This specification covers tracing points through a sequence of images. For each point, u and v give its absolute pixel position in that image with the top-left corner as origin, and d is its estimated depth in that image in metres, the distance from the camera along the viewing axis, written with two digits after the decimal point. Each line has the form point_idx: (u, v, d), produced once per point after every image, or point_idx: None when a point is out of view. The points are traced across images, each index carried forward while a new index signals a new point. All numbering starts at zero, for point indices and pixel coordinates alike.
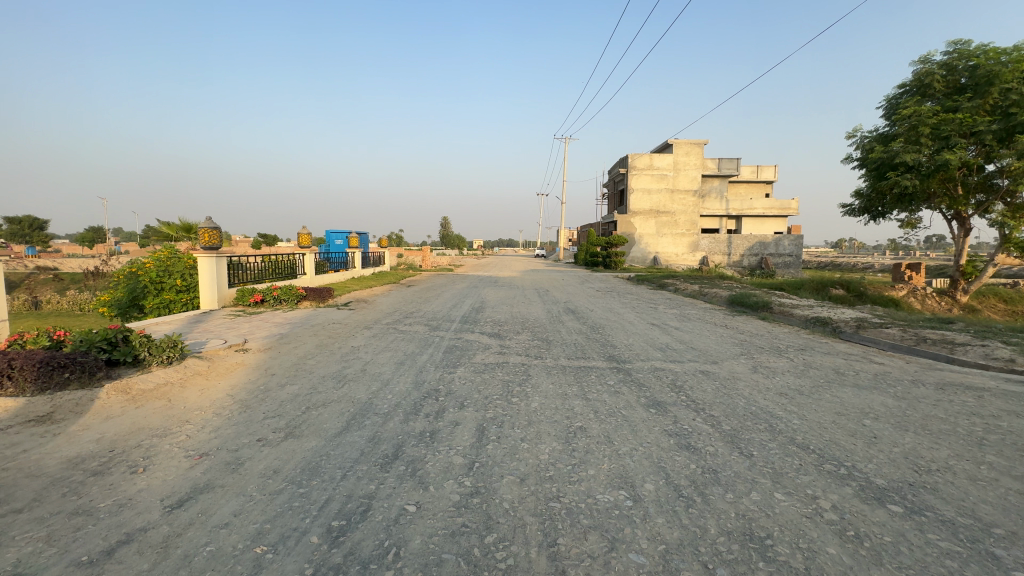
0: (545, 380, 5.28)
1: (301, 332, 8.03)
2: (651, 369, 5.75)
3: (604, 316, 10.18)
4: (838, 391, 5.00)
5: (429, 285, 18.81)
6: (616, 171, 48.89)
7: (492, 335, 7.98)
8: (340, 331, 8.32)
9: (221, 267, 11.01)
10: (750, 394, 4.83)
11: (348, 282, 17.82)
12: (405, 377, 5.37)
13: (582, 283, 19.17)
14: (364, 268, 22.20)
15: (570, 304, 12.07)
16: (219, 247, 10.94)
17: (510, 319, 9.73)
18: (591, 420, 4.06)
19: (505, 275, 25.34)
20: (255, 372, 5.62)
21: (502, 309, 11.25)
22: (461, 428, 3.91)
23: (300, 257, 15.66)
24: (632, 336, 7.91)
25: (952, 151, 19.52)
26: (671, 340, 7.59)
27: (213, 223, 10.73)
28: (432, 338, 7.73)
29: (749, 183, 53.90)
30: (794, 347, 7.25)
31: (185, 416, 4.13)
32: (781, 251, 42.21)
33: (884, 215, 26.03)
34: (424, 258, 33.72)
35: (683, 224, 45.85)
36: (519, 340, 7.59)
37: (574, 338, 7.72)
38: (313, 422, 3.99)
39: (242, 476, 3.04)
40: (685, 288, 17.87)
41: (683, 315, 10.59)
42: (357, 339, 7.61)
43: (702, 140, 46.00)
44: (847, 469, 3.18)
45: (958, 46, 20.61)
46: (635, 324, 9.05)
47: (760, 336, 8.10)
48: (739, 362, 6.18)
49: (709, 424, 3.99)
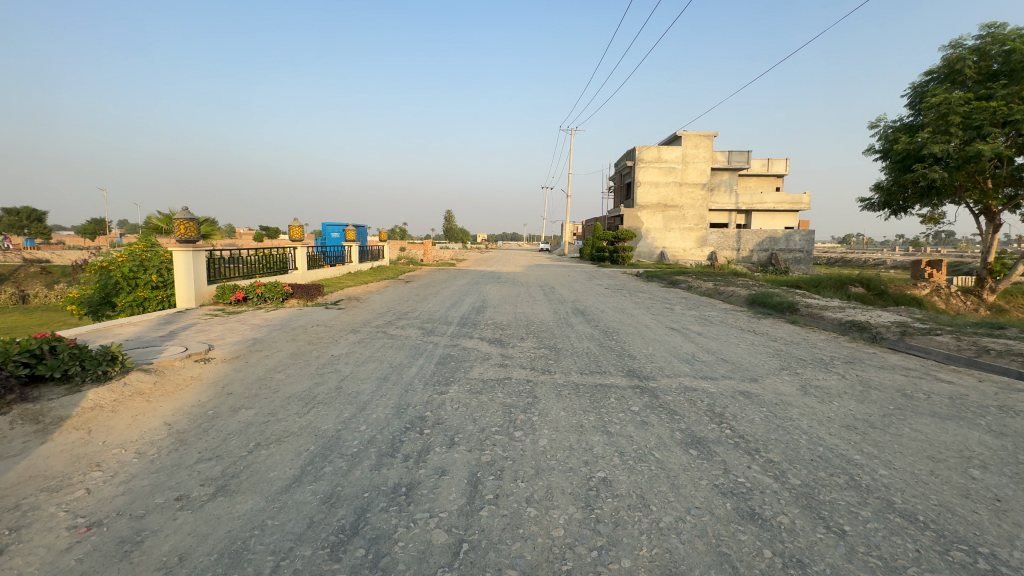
0: (555, 404, 4.35)
1: (279, 337, 7.14)
2: (681, 390, 4.81)
3: (617, 318, 9.24)
4: (918, 422, 4.05)
5: (429, 281, 17.88)
6: (623, 163, 47.70)
7: (493, 341, 7.07)
8: (322, 335, 7.41)
9: (199, 262, 10.07)
10: (810, 428, 3.90)
11: (342, 278, 16.93)
12: (387, 399, 4.46)
13: (590, 280, 18.22)
14: (361, 263, 21.32)
15: (579, 304, 11.11)
16: (196, 240, 9.95)
17: (513, 322, 8.79)
18: (617, 468, 3.14)
19: (507, 271, 24.52)
20: (210, 389, 4.73)
21: (505, 309, 10.31)
22: (447, 479, 2.99)
23: (291, 251, 14.78)
24: (652, 344, 6.96)
25: (984, 142, 18.31)
26: (697, 350, 6.64)
27: (190, 212, 9.75)
28: (424, 345, 6.81)
29: (759, 176, 52.53)
30: (841, 359, 6.30)
31: (98, 457, 3.24)
32: (793, 247, 40.96)
33: (907, 211, 24.78)
34: (425, 252, 32.81)
35: (692, 218, 44.75)
36: (524, 348, 6.66)
37: (587, 347, 6.78)
38: (258, 469, 3.10)
39: (132, 569, 2.15)
40: (698, 285, 16.86)
41: (705, 318, 9.62)
42: (340, 346, 6.71)
43: (712, 132, 44.74)
44: (987, 562, 2.24)
45: (991, 30, 19.57)
46: (653, 329, 8.10)
47: (796, 344, 7.15)
48: (783, 380, 5.23)
49: (772, 476, 3.06)
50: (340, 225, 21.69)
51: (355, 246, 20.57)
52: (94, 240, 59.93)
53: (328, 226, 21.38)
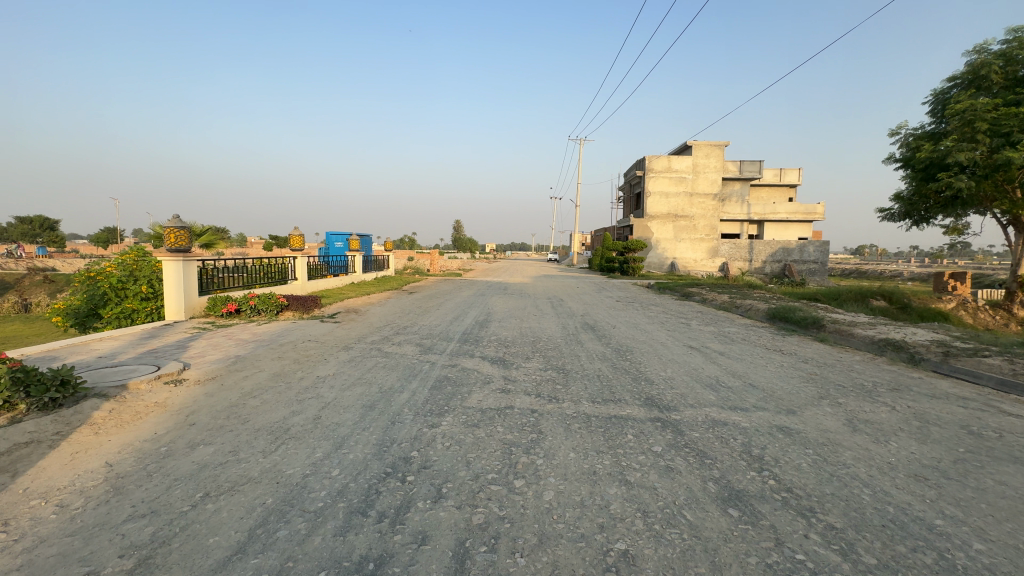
0: (563, 442, 3.72)
1: (264, 355, 6.60)
2: (709, 425, 4.16)
3: (630, 335, 8.60)
4: (999, 470, 3.37)
5: (433, 293, 17.32)
6: (633, 173, 47.17)
7: (496, 362, 6.46)
8: (311, 353, 6.84)
9: (191, 272, 9.61)
10: (870, 478, 3.24)
11: (344, 289, 16.46)
12: (369, 434, 3.86)
13: (600, 292, 17.58)
14: (365, 273, 20.88)
15: (588, 319, 10.47)
16: (187, 249, 9.48)
17: (518, 338, 8.17)
18: (640, 538, 2.50)
19: (514, 282, 23.90)
20: (172, 418, 4.18)
21: (510, 324, 9.71)
22: (427, 551, 2.38)
23: (291, 261, 14.35)
24: (670, 366, 6.32)
25: (1014, 149, 17.50)
26: (720, 374, 5.98)
27: (181, 220, 9.31)
28: (420, 365, 6.21)
29: (771, 185, 51.71)
30: (885, 386, 5.60)
31: (8, 513, 2.67)
32: (807, 258, 40.00)
33: (930, 221, 23.89)
34: (431, 262, 32.38)
35: (702, 228, 44.00)
36: (529, 369, 6.04)
37: (598, 369, 6.15)
38: (196, 533, 2.51)
39: None
40: (713, 298, 16.15)
41: (725, 335, 8.94)
42: (328, 365, 6.14)
43: (723, 141, 44.12)
44: None
45: (1018, 35, 18.87)
46: (671, 349, 7.44)
47: (831, 367, 6.45)
48: (825, 413, 4.56)
49: (838, 551, 2.42)
50: (344, 235, 21.31)
51: (359, 255, 20.16)
52: (106, 249, 60.52)
53: (332, 236, 21.00)
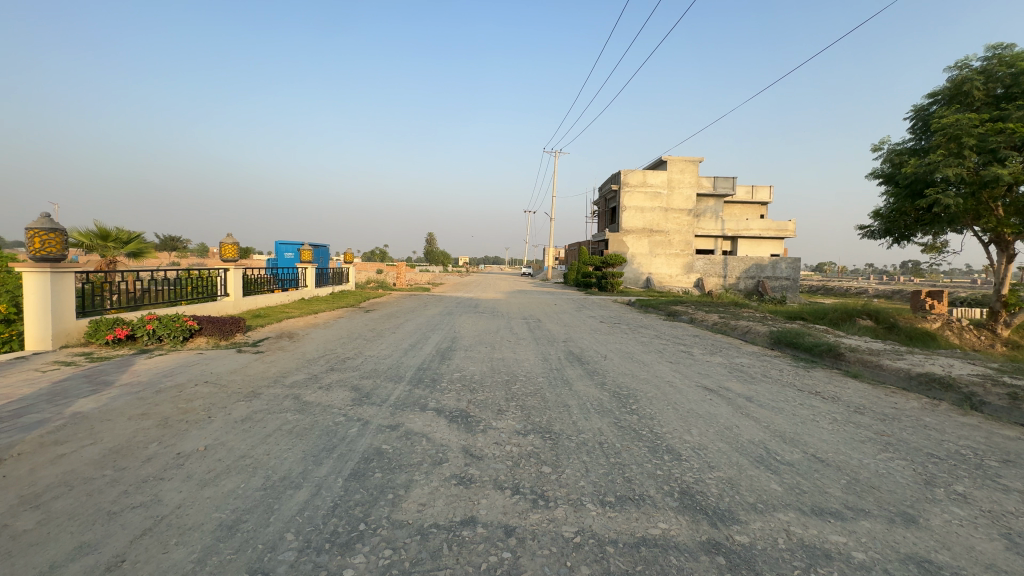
0: None
1: (121, 412, 4.58)
2: (808, 564, 2.45)
3: (628, 372, 6.93)
4: None
5: (393, 311, 15.31)
6: (608, 187, 46.42)
7: (455, 420, 4.61)
8: (194, 405, 4.84)
9: (67, 288, 7.47)
10: None
11: (288, 306, 14.27)
12: None
13: (580, 311, 16.07)
14: (319, 288, 18.71)
15: (573, 347, 8.74)
16: (60, 258, 7.35)
17: (487, 377, 6.36)
18: None
19: (486, 297, 22.13)
20: None
21: (479, 354, 7.87)
22: None
23: (220, 274, 12.11)
24: (694, 424, 4.62)
25: (1002, 165, 16.97)
26: (766, 437, 4.33)
27: (50, 219, 7.21)
28: (346, 428, 4.33)
29: (743, 203, 51.91)
30: (992, 456, 4.06)
31: None
32: (779, 274, 39.79)
33: (910, 238, 23.47)
34: (398, 274, 30.27)
35: (677, 243, 43.49)
36: (501, 433, 4.24)
37: (599, 430, 4.40)
38: None
39: None
40: (702, 318, 14.79)
41: (739, 369, 7.36)
42: (207, 429, 4.18)
43: (696, 157, 43.84)
44: None
45: (998, 51, 18.61)
46: (683, 394, 5.77)
47: (898, 422, 4.90)
48: (960, 520, 2.94)
49: None
50: (297, 245, 19.10)
51: (312, 268, 18.01)
52: None
53: (281, 245, 18.78)
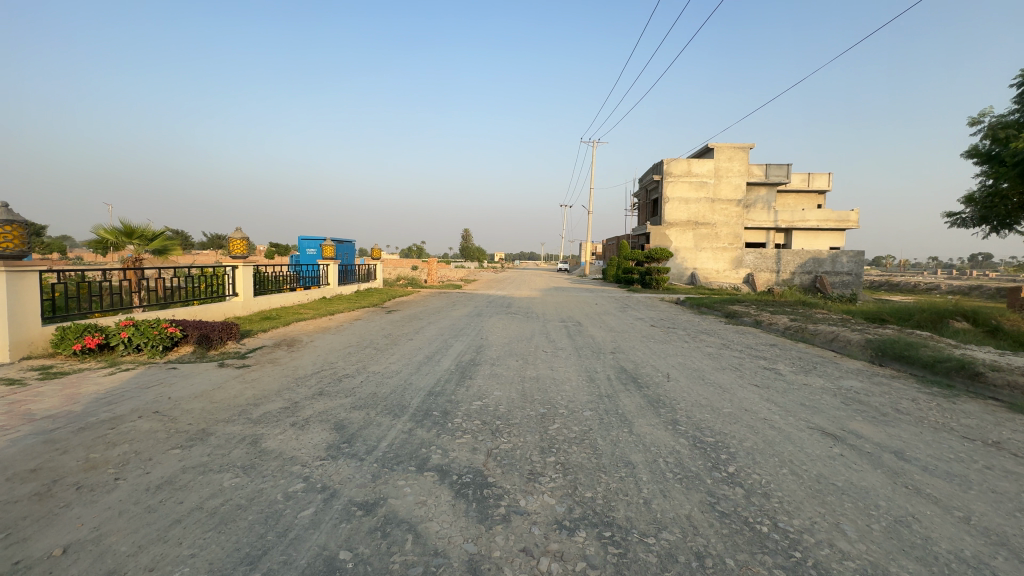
0: None
1: (6, 467, 3.29)
2: None
3: (705, 402, 5.17)
4: None
5: (417, 311, 13.99)
6: (650, 177, 43.81)
7: (464, 494, 3.06)
8: (112, 456, 3.50)
9: (30, 291, 6.46)
10: None
11: (305, 307, 13.18)
12: None
13: (625, 312, 14.31)
14: (343, 285, 17.70)
15: (624, 361, 7.04)
16: (18, 252, 6.36)
17: (516, 409, 4.79)
18: None
19: (519, 295, 20.54)
20: None
21: (507, 372, 6.30)
22: None
23: (228, 272, 11.08)
24: (845, 515, 2.87)
25: None
26: (983, 550, 2.54)
27: (5, 210, 6.33)
28: (294, 509, 2.83)
29: (798, 191, 47.91)
30: None
31: None
32: (840, 269, 36.22)
33: (1013, 227, 20.07)
34: (429, 271, 29.15)
35: (725, 237, 40.44)
36: (532, 532, 2.63)
37: (689, 523, 2.75)
38: None
39: None
40: (770, 321, 12.65)
41: (856, 398, 5.47)
42: (95, 507, 2.80)
43: (747, 143, 40.44)
44: None
45: None
46: (798, 445, 3.99)
47: None
48: None
49: None
50: (320, 240, 18.14)
51: (335, 264, 16.97)
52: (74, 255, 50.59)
53: (304, 240, 17.92)
